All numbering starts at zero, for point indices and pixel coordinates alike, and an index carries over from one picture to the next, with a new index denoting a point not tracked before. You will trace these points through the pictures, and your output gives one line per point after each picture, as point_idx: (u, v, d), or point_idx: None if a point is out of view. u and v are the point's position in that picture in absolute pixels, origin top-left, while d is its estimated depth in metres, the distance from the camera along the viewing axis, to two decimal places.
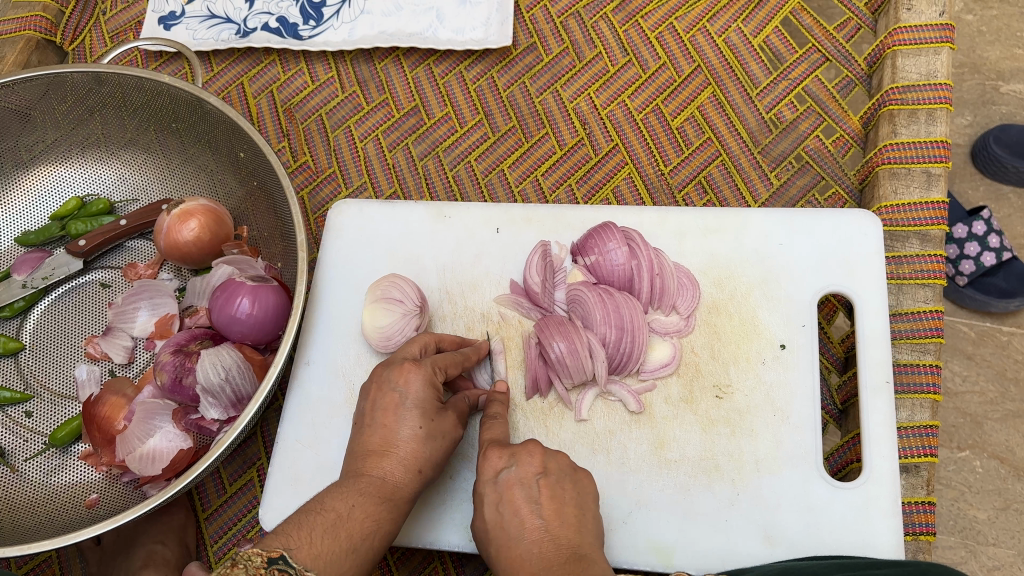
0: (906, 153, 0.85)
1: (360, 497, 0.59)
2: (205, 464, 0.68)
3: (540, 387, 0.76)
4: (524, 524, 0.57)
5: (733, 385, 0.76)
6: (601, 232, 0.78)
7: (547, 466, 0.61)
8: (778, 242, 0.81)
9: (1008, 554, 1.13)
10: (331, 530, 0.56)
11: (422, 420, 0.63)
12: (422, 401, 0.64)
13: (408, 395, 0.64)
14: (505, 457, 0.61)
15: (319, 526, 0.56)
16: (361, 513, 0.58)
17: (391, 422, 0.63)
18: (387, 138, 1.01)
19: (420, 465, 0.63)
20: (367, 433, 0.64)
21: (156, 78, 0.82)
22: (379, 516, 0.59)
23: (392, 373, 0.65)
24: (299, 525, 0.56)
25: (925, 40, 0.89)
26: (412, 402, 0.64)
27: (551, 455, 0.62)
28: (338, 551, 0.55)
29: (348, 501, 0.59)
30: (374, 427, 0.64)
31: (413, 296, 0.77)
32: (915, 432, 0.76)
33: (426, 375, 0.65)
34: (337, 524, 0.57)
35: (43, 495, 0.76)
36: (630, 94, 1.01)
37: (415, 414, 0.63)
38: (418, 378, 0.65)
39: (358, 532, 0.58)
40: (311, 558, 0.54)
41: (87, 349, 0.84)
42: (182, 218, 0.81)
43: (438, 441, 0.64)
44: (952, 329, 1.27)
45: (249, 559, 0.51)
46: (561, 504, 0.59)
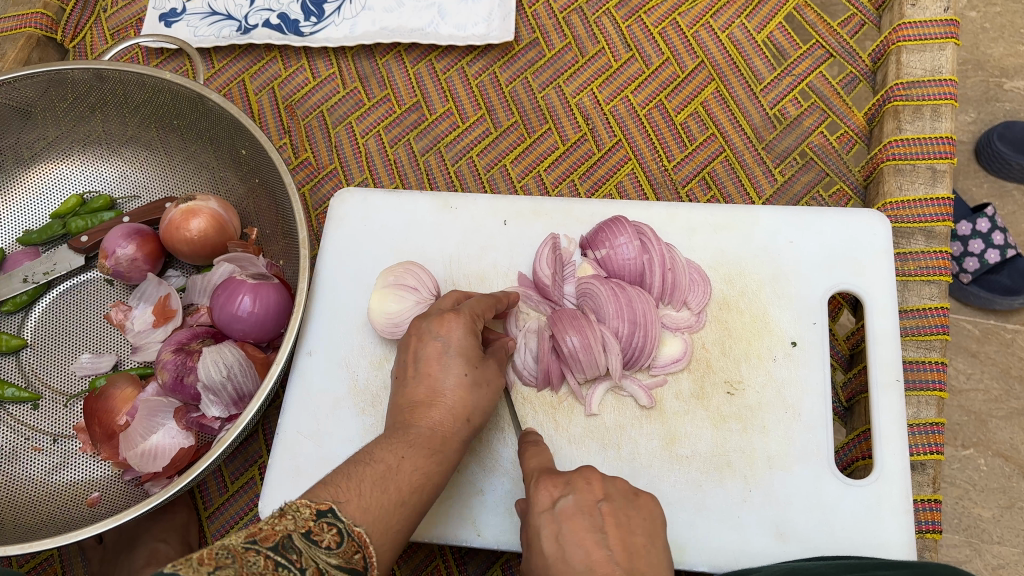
0: (912, 148, 0.84)
1: (410, 449, 0.57)
2: (208, 461, 0.67)
3: (551, 381, 0.75)
4: (590, 557, 0.51)
5: (743, 381, 0.76)
6: (613, 226, 0.78)
7: (608, 491, 0.55)
8: (787, 238, 0.81)
9: (1013, 553, 1.13)
10: (381, 482, 0.54)
11: (467, 367, 0.63)
12: (465, 349, 0.63)
13: (450, 343, 0.63)
14: (561, 485, 0.56)
15: (368, 478, 0.54)
16: (411, 466, 0.56)
17: (435, 371, 0.62)
18: (390, 135, 1.01)
19: (468, 413, 0.62)
20: (412, 386, 0.63)
21: (158, 74, 0.81)
22: (429, 469, 0.57)
23: (431, 324, 0.64)
24: (348, 476, 0.53)
25: (930, 36, 0.88)
26: (455, 350, 0.63)
27: (611, 480, 0.56)
28: (387, 503, 0.53)
29: (398, 454, 0.57)
30: (419, 377, 0.63)
31: (429, 285, 0.77)
32: (921, 429, 0.75)
33: (466, 324, 0.65)
34: (387, 475, 0.55)
35: (45, 492, 0.76)
36: (633, 89, 1.00)
37: (459, 361, 0.62)
38: (460, 326, 0.64)
39: (407, 486, 0.55)
40: (360, 511, 0.51)
41: (109, 313, 0.83)
42: (187, 216, 0.81)
43: (483, 388, 0.63)
44: (957, 327, 1.27)
45: (298, 510, 0.48)
46: (629, 532, 0.53)
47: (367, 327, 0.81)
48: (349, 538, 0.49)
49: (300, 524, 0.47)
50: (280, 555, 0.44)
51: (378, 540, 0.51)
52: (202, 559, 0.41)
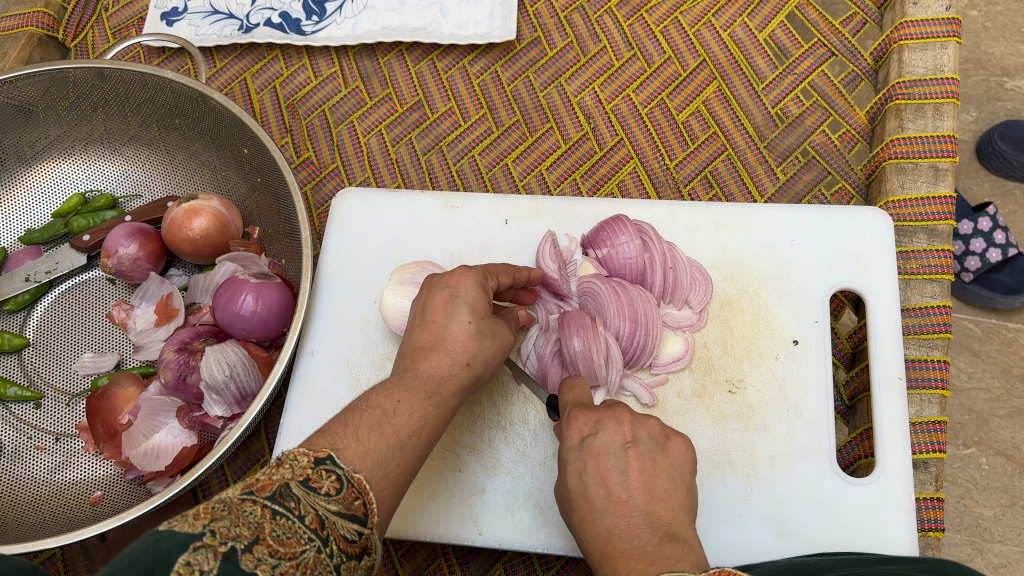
0: (914, 147, 0.84)
1: (406, 394, 0.55)
2: (211, 460, 0.67)
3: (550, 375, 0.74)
4: (609, 496, 0.52)
5: (745, 379, 0.76)
6: (614, 225, 0.78)
7: (637, 435, 0.55)
8: (789, 236, 0.81)
9: (1014, 552, 1.13)
10: (379, 428, 0.52)
11: (472, 315, 0.59)
12: (471, 299, 0.60)
13: (458, 294, 0.60)
14: (592, 424, 0.56)
15: (366, 424, 0.52)
16: (408, 410, 0.54)
17: (440, 320, 0.59)
18: (391, 133, 1.01)
19: (469, 357, 0.58)
20: (416, 332, 0.60)
21: (160, 73, 0.81)
22: (427, 413, 0.55)
23: (444, 276, 0.62)
24: (345, 423, 0.51)
25: (932, 34, 0.88)
26: (462, 301, 0.60)
27: (641, 423, 0.56)
28: (385, 447, 0.51)
29: (394, 398, 0.54)
30: (424, 325, 0.60)
31: None
32: (924, 428, 0.75)
33: (478, 279, 0.62)
34: (385, 420, 0.52)
35: (48, 492, 0.76)
36: (635, 88, 1.00)
37: (464, 308, 0.60)
38: (470, 280, 0.61)
39: (406, 429, 0.53)
40: (359, 456, 0.49)
41: (112, 312, 0.83)
42: (189, 215, 0.81)
43: (488, 339, 0.60)
44: (958, 326, 1.26)
45: (296, 458, 0.46)
46: (653, 476, 0.52)
47: (369, 326, 0.81)
48: (349, 485, 0.47)
49: (297, 473, 0.45)
50: (277, 505, 0.42)
51: (379, 485, 0.49)
52: (197, 514, 0.40)
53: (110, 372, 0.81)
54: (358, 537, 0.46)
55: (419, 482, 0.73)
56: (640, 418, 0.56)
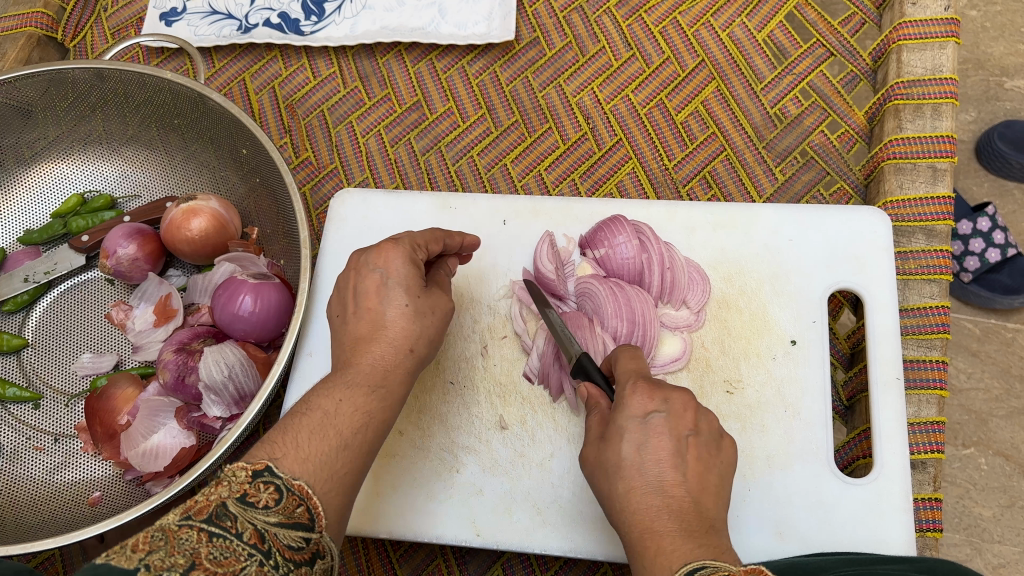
0: (912, 147, 0.84)
1: (347, 390, 0.57)
2: (209, 460, 0.67)
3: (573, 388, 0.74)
4: (664, 477, 0.52)
5: (743, 380, 0.76)
6: (611, 226, 0.79)
7: (699, 426, 0.55)
8: (787, 236, 0.81)
9: (1014, 552, 1.13)
10: (320, 431, 0.53)
11: (408, 296, 0.62)
12: (404, 278, 0.63)
13: (389, 274, 0.63)
14: (657, 400, 0.55)
15: (305, 429, 0.53)
16: (349, 407, 0.55)
17: (376, 306, 0.62)
18: (390, 133, 1.01)
19: (411, 342, 0.61)
20: (354, 322, 0.62)
21: (159, 74, 0.82)
22: (370, 407, 0.57)
23: (370, 256, 0.64)
24: (284, 431, 0.53)
25: (931, 34, 0.88)
26: (395, 280, 0.62)
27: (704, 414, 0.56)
28: (328, 450, 0.53)
29: (334, 398, 0.56)
30: (361, 312, 0.62)
31: None
32: (922, 428, 0.75)
33: (405, 253, 0.64)
34: (325, 422, 0.54)
35: (47, 492, 0.76)
36: (633, 88, 1.00)
37: (400, 291, 0.62)
38: (399, 258, 0.63)
39: (348, 428, 0.55)
40: (299, 463, 0.51)
41: (111, 313, 0.83)
42: (187, 216, 0.81)
43: (428, 317, 0.63)
44: (957, 326, 1.26)
45: (234, 476, 0.48)
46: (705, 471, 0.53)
47: None
48: (287, 493, 0.48)
49: (233, 490, 0.47)
50: (214, 525, 0.44)
51: (324, 488, 0.51)
52: (134, 546, 0.42)
53: (109, 372, 0.81)
54: (303, 543, 0.47)
55: (415, 482, 0.74)
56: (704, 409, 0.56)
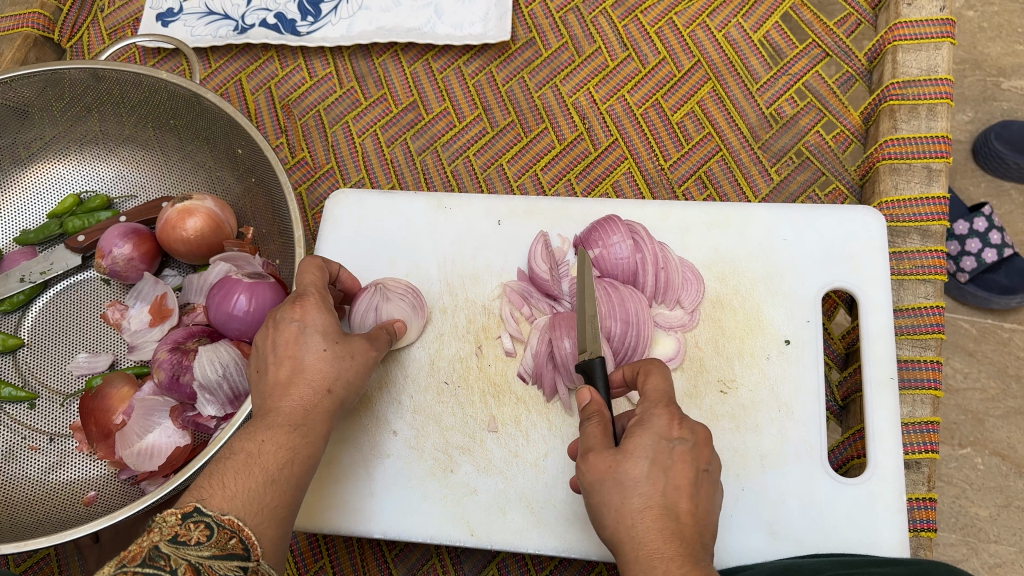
0: (907, 147, 0.84)
1: (269, 431, 0.57)
2: (203, 460, 0.67)
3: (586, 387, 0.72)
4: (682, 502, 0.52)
5: (737, 379, 0.76)
6: (605, 226, 0.79)
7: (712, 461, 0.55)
8: (781, 236, 0.81)
9: (1010, 552, 1.13)
10: (245, 470, 0.54)
11: (326, 341, 0.62)
12: (323, 326, 0.62)
13: (307, 325, 0.62)
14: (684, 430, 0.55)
15: (231, 470, 0.54)
16: (273, 446, 0.56)
17: (296, 352, 0.61)
18: (386, 134, 1.01)
19: (330, 384, 0.61)
20: (273, 368, 0.61)
21: (155, 74, 0.82)
22: (294, 444, 0.58)
23: (285, 310, 0.63)
24: (210, 475, 0.54)
25: (925, 35, 0.88)
26: (313, 329, 0.62)
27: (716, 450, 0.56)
28: (255, 486, 0.54)
29: (256, 438, 0.57)
30: (279, 359, 0.61)
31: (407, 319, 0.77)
32: (916, 428, 0.76)
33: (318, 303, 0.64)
34: (250, 461, 0.55)
35: (42, 491, 0.76)
36: (629, 89, 1.01)
37: (319, 337, 0.62)
38: (313, 308, 0.63)
39: (274, 464, 0.56)
40: (227, 500, 0.52)
41: (107, 313, 0.84)
42: (182, 215, 0.81)
43: (347, 361, 0.63)
44: (954, 326, 1.27)
45: (163, 519, 0.49)
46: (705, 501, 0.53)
47: None
48: (220, 528, 0.50)
49: (165, 533, 0.48)
50: (147, 567, 0.46)
51: (254, 519, 0.52)
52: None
53: (104, 372, 0.81)
54: (241, 571, 0.49)
55: (410, 482, 0.74)
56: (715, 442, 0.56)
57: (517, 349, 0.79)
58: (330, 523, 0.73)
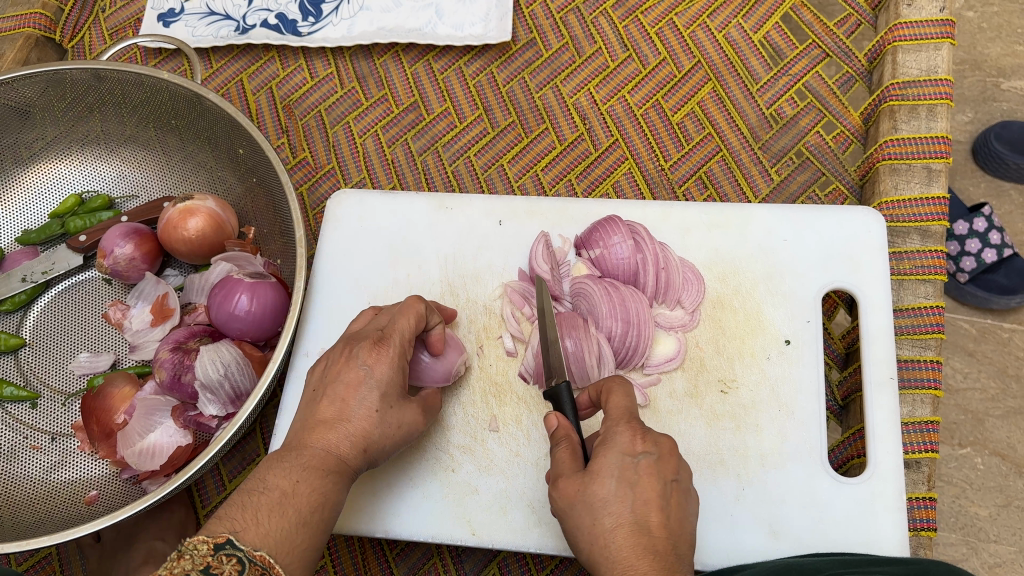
0: (907, 148, 0.84)
1: (305, 472, 0.57)
2: (205, 459, 0.67)
3: (583, 385, 0.73)
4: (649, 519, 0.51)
5: (737, 379, 0.76)
6: (606, 226, 0.79)
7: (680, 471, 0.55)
8: (781, 236, 0.81)
9: (1009, 551, 1.13)
10: (278, 508, 0.54)
11: (380, 402, 0.61)
12: (384, 382, 0.62)
13: (372, 374, 0.62)
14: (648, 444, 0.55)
15: (265, 506, 0.54)
16: (307, 488, 0.56)
17: (350, 398, 0.61)
18: (387, 134, 1.01)
19: (367, 443, 0.60)
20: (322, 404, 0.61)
21: (156, 74, 0.82)
22: (326, 488, 0.57)
23: (361, 351, 0.63)
24: (242, 506, 0.54)
25: (925, 36, 0.89)
26: (374, 382, 0.61)
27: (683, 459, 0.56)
28: (287, 526, 0.54)
29: (292, 477, 0.56)
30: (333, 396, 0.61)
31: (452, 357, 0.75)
32: (916, 428, 0.76)
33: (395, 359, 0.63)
34: (284, 501, 0.55)
35: (43, 491, 0.76)
36: (629, 90, 1.01)
37: (375, 394, 0.61)
38: (386, 361, 0.62)
39: (306, 506, 0.55)
40: (260, 536, 0.52)
41: (108, 312, 0.84)
42: (184, 215, 0.81)
43: (392, 426, 0.62)
44: (953, 326, 1.27)
45: (195, 547, 0.50)
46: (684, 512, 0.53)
47: None
48: (252, 564, 0.50)
49: (198, 564, 0.49)
50: None
51: (286, 558, 0.53)
52: None
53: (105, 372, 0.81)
54: None
55: (411, 482, 0.74)
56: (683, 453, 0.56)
57: (518, 349, 0.79)
58: (331, 523, 0.73)
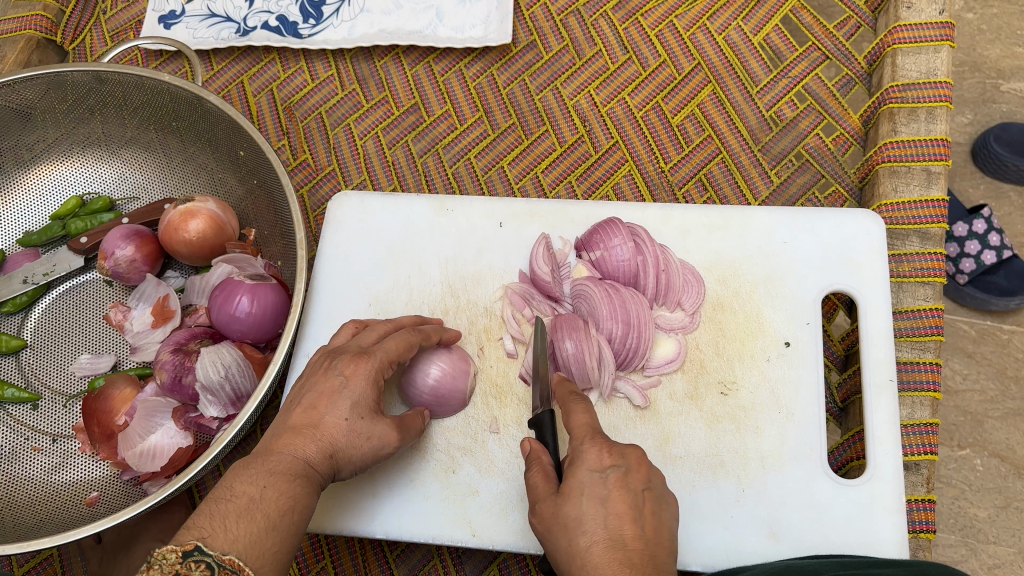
0: (906, 150, 0.85)
1: (271, 477, 0.55)
2: (206, 460, 0.67)
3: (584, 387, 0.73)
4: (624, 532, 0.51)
5: (737, 381, 0.76)
6: (606, 228, 0.79)
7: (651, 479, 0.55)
8: (781, 238, 0.81)
9: (1008, 553, 1.13)
10: (246, 514, 0.52)
11: (351, 411, 0.61)
12: (360, 395, 0.62)
13: (348, 383, 0.61)
14: (615, 455, 0.55)
15: (231, 514, 0.52)
16: (274, 492, 0.54)
17: (321, 405, 0.60)
18: (387, 136, 1.01)
19: (333, 450, 0.59)
20: (292, 413, 0.61)
21: (157, 76, 0.82)
22: (295, 492, 0.55)
23: (340, 361, 0.63)
24: (211, 515, 0.52)
25: (924, 39, 0.89)
26: (349, 391, 0.61)
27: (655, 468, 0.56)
28: (255, 532, 0.52)
29: (258, 482, 0.54)
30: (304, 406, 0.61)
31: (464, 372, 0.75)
32: (915, 430, 0.76)
33: (372, 372, 0.63)
34: (251, 507, 0.53)
35: (44, 492, 0.76)
36: (629, 92, 1.01)
37: (347, 404, 0.61)
38: (364, 372, 0.62)
39: (274, 510, 0.53)
40: (228, 543, 0.50)
41: (109, 313, 0.84)
42: (185, 217, 0.81)
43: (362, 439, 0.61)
44: (952, 327, 1.27)
45: (163, 557, 0.49)
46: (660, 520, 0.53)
47: None
48: (220, 569, 0.49)
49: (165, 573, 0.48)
50: None
51: (257, 563, 0.51)
52: None
53: (106, 373, 0.81)
54: None
55: (411, 484, 0.74)
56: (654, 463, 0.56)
57: (518, 351, 0.79)
58: (331, 525, 0.73)
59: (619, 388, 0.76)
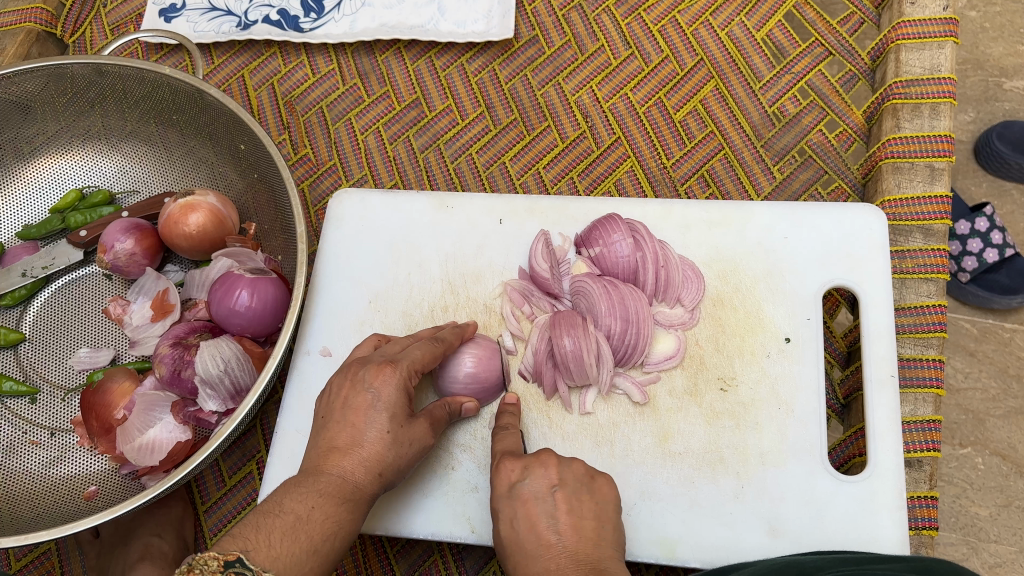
0: (910, 146, 0.84)
1: (320, 497, 0.55)
2: (205, 454, 0.67)
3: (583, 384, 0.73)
4: (541, 541, 0.55)
5: (737, 377, 0.76)
6: (606, 224, 0.78)
7: (563, 478, 0.58)
8: (781, 234, 0.81)
9: (1010, 551, 1.13)
10: (291, 533, 0.53)
11: (391, 423, 0.60)
12: (393, 405, 0.61)
13: (380, 398, 0.61)
14: (519, 470, 0.60)
15: (277, 530, 0.52)
16: (321, 515, 0.54)
17: (360, 421, 0.60)
18: (388, 131, 1.01)
19: (381, 468, 0.59)
20: (335, 428, 0.60)
21: (158, 69, 0.82)
22: (340, 516, 0.56)
23: (367, 373, 0.62)
24: (256, 527, 0.52)
25: (929, 34, 0.88)
26: (383, 405, 0.60)
27: (567, 466, 0.59)
28: (297, 553, 0.52)
29: (307, 502, 0.55)
30: (344, 422, 0.60)
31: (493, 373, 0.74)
32: (918, 426, 0.75)
33: (402, 379, 0.62)
34: (297, 526, 0.53)
35: (42, 486, 0.76)
36: (632, 87, 1.01)
37: (385, 417, 0.60)
38: (394, 382, 0.62)
39: (319, 534, 0.54)
40: (270, 560, 0.50)
41: (109, 307, 0.83)
42: (186, 211, 0.81)
43: (405, 448, 0.61)
44: (954, 325, 1.27)
45: (205, 562, 0.48)
46: (579, 516, 0.56)
47: (366, 324, 0.81)
48: None
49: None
50: None
51: None
52: None
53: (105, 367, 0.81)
54: None
55: (412, 481, 0.74)
56: (566, 461, 0.60)
57: (516, 350, 0.78)
58: None
59: (617, 384, 0.76)
